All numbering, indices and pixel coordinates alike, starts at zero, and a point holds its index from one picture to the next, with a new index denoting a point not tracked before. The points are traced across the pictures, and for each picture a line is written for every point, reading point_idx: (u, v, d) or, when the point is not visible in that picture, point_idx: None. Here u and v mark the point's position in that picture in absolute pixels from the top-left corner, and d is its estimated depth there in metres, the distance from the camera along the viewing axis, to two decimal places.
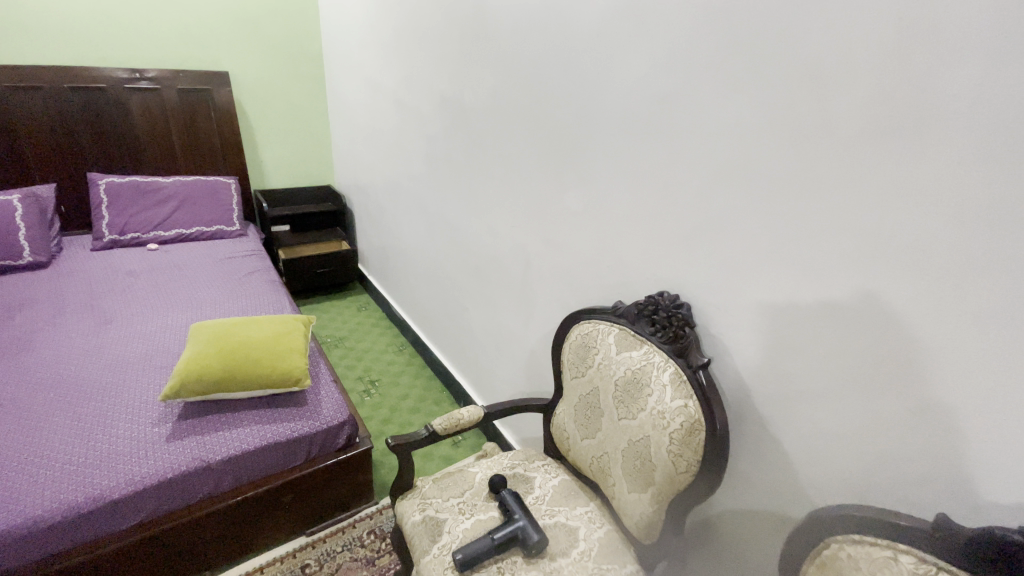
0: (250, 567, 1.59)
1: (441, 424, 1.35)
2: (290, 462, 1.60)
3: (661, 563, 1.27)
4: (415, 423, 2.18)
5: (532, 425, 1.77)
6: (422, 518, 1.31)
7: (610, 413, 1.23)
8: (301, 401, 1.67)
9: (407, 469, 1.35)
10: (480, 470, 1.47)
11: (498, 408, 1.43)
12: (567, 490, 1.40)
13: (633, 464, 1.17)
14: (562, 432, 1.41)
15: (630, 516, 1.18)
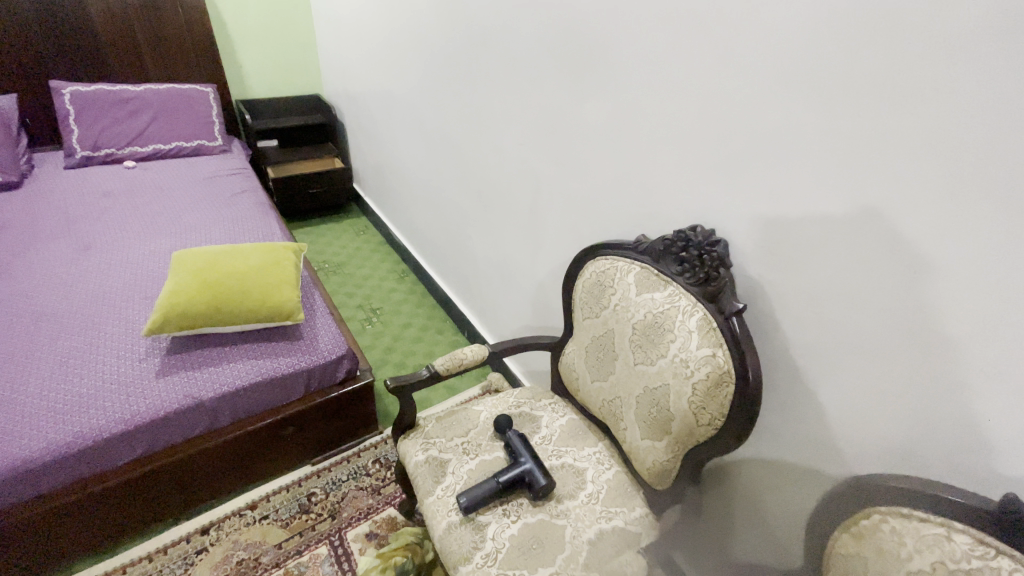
0: (256, 496, 1.60)
1: (443, 365, 1.25)
2: (289, 397, 1.55)
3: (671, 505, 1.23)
4: (418, 354, 2.12)
5: (539, 359, 1.69)
6: (426, 457, 1.25)
7: (625, 358, 1.12)
8: (296, 335, 1.58)
9: (408, 410, 1.28)
10: (484, 408, 1.38)
11: (504, 347, 1.33)
12: (575, 430, 1.33)
13: (648, 411, 1.08)
14: (571, 373, 1.31)
15: (641, 460, 1.13)
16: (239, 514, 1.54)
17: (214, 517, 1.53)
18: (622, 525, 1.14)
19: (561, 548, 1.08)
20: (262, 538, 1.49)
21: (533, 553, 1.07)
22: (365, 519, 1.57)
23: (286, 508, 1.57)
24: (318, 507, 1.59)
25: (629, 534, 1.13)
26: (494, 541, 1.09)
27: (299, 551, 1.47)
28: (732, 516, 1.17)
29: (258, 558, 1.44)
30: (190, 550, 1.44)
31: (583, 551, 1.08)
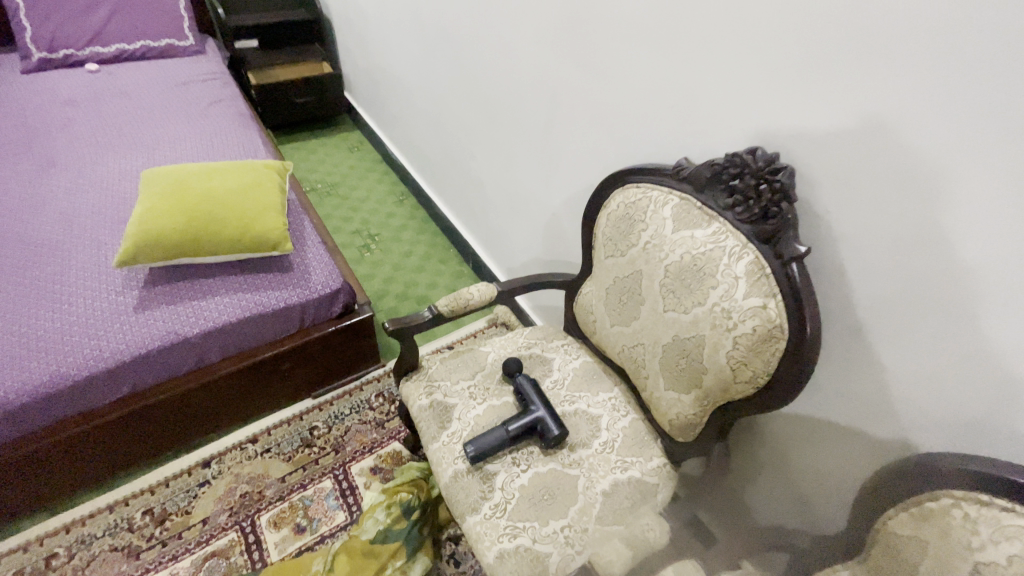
0: (257, 429, 1.55)
1: (448, 306, 1.13)
2: (283, 332, 1.45)
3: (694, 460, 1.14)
4: (420, 285, 2.00)
5: (550, 296, 1.56)
6: (430, 402, 1.16)
7: (653, 303, 0.99)
8: (286, 267, 1.45)
9: (409, 352, 1.17)
10: (491, 349, 1.27)
11: (514, 286, 1.19)
12: (590, 374, 1.23)
13: (676, 363, 0.97)
14: (588, 315, 1.19)
15: (663, 412, 1.04)
16: (240, 448, 1.50)
17: (215, 450, 1.49)
18: (638, 476, 1.07)
19: (574, 499, 1.02)
20: (265, 472, 1.46)
21: (544, 505, 1.01)
22: (369, 454, 1.52)
23: (288, 442, 1.52)
24: (321, 441, 1.54)
25: (646, 485, 1.06)
26: (503, 492, 1.02)
27: (303, 485, 1.44)
28: (756, 471, 1.10)
29: (262, 491, 1.42)
30: (191, 483, 1.42)
31: (597, 502, 1.02)
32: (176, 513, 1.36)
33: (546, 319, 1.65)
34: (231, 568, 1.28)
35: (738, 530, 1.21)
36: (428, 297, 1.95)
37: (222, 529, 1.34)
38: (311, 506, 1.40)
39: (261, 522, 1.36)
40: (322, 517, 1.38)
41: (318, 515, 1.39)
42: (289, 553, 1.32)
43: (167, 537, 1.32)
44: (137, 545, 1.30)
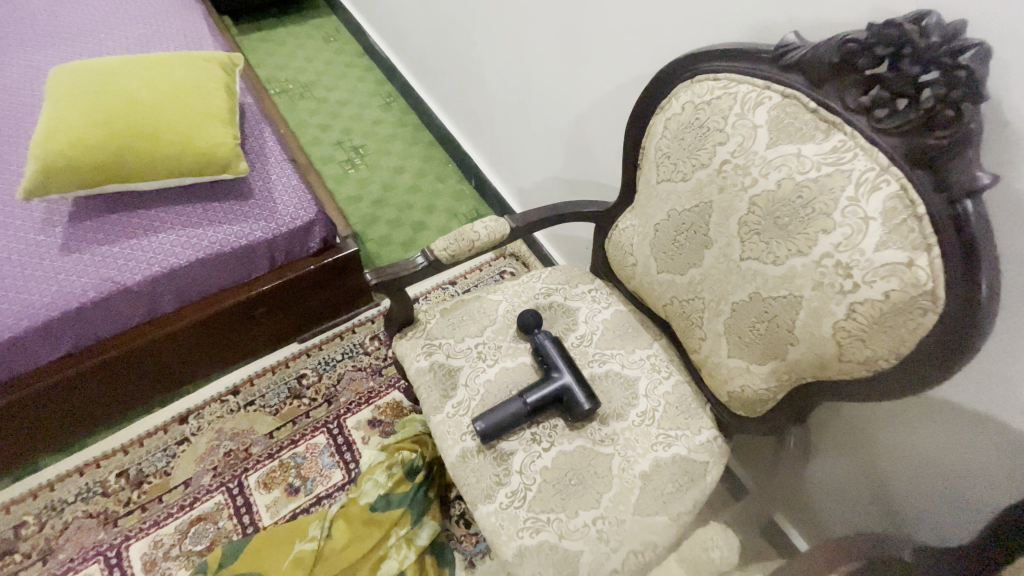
0: (237, 379, 1.36)
1: (448, 249, 0.87)
2: (250, 274, 1.21)
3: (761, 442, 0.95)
4: (415, 208, 1.71)
5: (576, 230, 1.32)
6: (430, 365, 0.94)
7: (726, 247, 0.74)
8: (244, 194, 1.17)
9: (401, 304, 0.93)
10: (503, 298, 1.03)
11: (531, 220, 0.93)
12: (624, 327, 1.00)
13: (751, 327, 0.74)
14: (625, 256, 0.93)
15: (722, 382, 0.83)
16: (221, 401, 1.32)
17: (191, 404, 1.32)
18: (684, 453, 0.88)
19: (608, 484, 0.84)
20: (250, 427, 1.30)
21: (572, 491, 0.83)
22: (366, 406, 1.34)
23: (275, 393, 1.35)
24: (311, 391, 1.36)
25: (693, 465, 0.88)
26: (521, 476, 0.84)
27: (293, 441, 1.29)
28: (825, 456, 0.91)
29: (248, 448, 1.27)
30: (169, 441, 1.27)
31: (635, 488, 0.84)
32: (154, 475, 1.22)
33: (568, 255, 1.42)
34: (221, 534, 1.16)
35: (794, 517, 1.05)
36: (425, 222, 1.68)
37: (207, 491, 1.21)
38: (304, 464, 1.25)
39: (249, 483, 1.22)
40: (317, 476, 1.24)
41: (312, 475, 1.24)
42: (282, 516, 1.19)
43: (146, 501, 1.19)
44: (114, 511, 1.17)
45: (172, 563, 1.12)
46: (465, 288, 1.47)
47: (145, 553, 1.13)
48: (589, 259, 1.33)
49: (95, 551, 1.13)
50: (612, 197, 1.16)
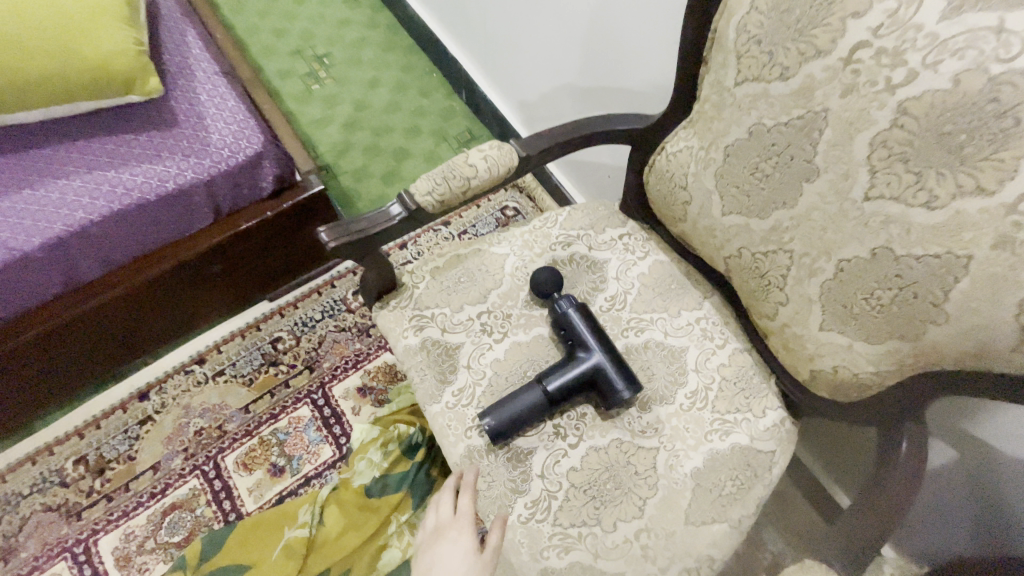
0: (202, 347, 1.17)
1: (434, 194, 0.62)
2: (190, 228, 0.97)
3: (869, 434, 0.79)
4: (396, 131, 1.42)
5: (602, 158, 1.10)
6: (421, 343, 0.73)
7: (840, 182, 0.51)
8: (166, 122, 0.91)
9: (379, 267, 0.71)
10: (510, 251, 0.80)
11: (548, 145, 0.68)
12: (666, 283, 0.79)
13: (864, 296, 0.54)
14: (675, 193, 0.70)
15: (805, 358, 0.64)
16: (186, 372, 1.14)
17: (151, 377, 1.13)
18: (746, 443, 0.70)
19: (652, 488, 0.67)
20: (222, 401, 1.12)
21: (608, 498, 0.66)
22: (353, 371, 1.16)
23: (247, 361, 1.15)
24: (288, 357, 1.16)
25: (756, 455, 0.70)
26: (544, 481, 0.67)
27: (274, 415, 1.11)
28: (935, 454, 0.75)
29: (222, 426, 1.10)
30: (130, 422, 1.09)
31: (687, 491, 0.67)
32: (118, 461, 1.06)
33: (590, 189, 1.21)
34: (199, 523, 1.02)
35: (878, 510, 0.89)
36: (409, 147, 1.40)
37: (179, 476, 1.06)
38: (288, 441, 1.09)
39: (227, 465, 1.07)
40: (303, 454, 1.08)
41: (298, 452, 1.08)
42: (267, 501, 1.05)
43: (111, 490, 1.04)
44: (76, 503, 1.03)
45: (148, 557, 0.99)
46: (460, 229, 1.28)
47: (117, 548, 1.00)
48: (618, 194, 1.12)
49: (60, 547, 1.00)
50: (659, 107, 0.88)
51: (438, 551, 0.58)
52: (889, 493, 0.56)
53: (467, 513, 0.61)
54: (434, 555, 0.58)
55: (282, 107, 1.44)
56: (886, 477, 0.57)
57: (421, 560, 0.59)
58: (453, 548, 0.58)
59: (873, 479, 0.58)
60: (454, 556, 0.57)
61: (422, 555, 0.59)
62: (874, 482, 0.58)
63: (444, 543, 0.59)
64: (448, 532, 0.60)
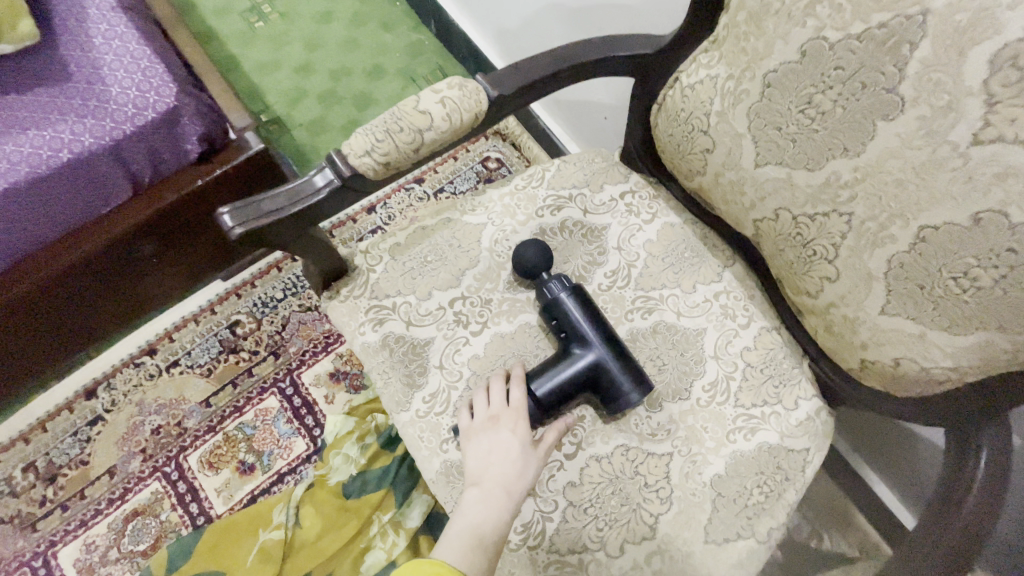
0: (152, 336, 1.04)
1: (375, 154, 0.47)
2: (105, 206, 0.81)
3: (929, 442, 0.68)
4: (355, 73, 1.22)
5: (598, 97, 0.93)
6: (382, 340, 0.60)
7: (936, 118, 0.38)
8: (51, 78, 0.75)
9: (321, 249, 0.57)
10: (487, 221, 0.66)
11: (531, 79, 0.52)
12: (678, 251, 0.65)
13: (951, 276, 0.41)
14: (692, 138, 0.55)
15: (855, 345, 0.50)
16: (136, 365, 1.01)
17: (97, 372, 1.01)
18: (775, 442, 0.58)
19: (664, 502, 0.56)
20: (179, 395, 1.00)
21: (613, 517, 0.55)
22: (323, 354, 1.04)
23: (203, 349, 1.03)
24: (249, 343, 1.04)
25: (786, 455, 0.57)
26: (536, 500, 0.56)
27: (238, 407, 1.00)
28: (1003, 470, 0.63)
29: (181, 423, 0.99)
30: (78, 423, 0.97)
31: (706, 503, 0.56)
32: (69, 466, 0.94)
33: (585, 134, 1.04)
34: (166, 529, 0.92)
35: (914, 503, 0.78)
36: (372, 92, 1.20)
37: (139, 479, 0.95)
38: (256, 436, 0.98)
39: (191, 465, 0.96)
40: (274, 449, 0.98)
41: (268, 448, 0.98)
42: (238, 502, 0.95)
43: (66, 498, 0.93)
44: (28, 514, 0.92)
45: (113, 568, 0.90)
46: (435, 187, 1.12)
47: (78, 560, 0.90)
48: (617, 139, 0.96)
49: (18, 561, 0.89)
50: (669, 25, 0.70)
51: (494, 444, 0.52)
52: (967, 515, 0.45)
53: (523, 406, 0.54)
54: (487, 446, 0.52)
55: (221, 50, 1.23)
56: (959, 493, 0.46)
57: (471, 440, 0.53)
58: (509, 440, 0.52)
59: (941, 493, 0.48)
60: (513, 449, 0.52)
61: (471, 436, 0.53)
62: (943, 498, 0.47)
63: (499, 434, 0.52)
64: (503, 421, 0.53)
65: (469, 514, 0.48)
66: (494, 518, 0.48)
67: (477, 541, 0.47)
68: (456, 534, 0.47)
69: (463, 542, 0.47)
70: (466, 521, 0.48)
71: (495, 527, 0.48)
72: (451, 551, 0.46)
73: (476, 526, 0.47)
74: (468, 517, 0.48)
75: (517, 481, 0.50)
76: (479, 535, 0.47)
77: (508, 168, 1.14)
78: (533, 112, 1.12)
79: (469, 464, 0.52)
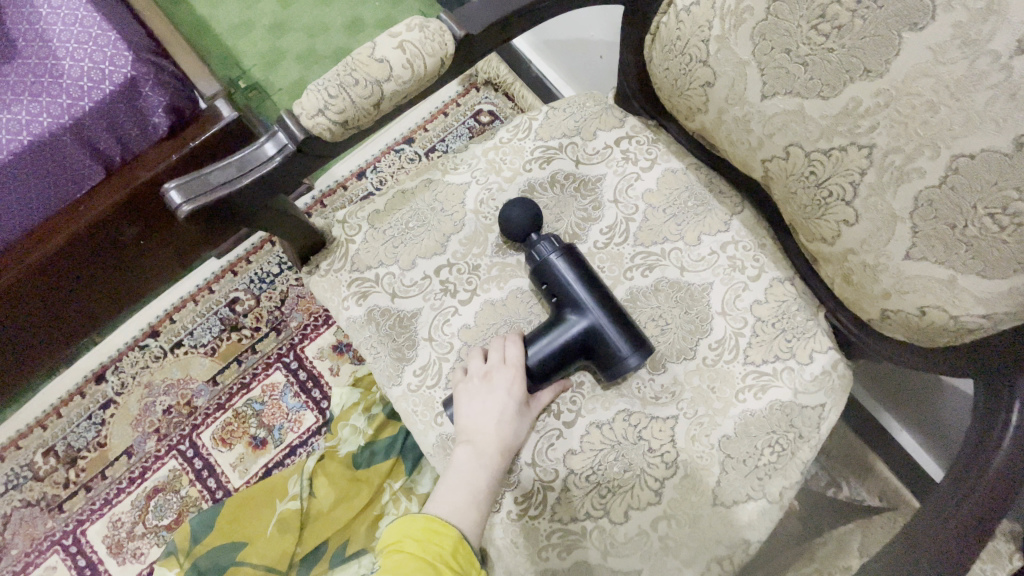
0: (153, 318, 1.04)
1: (329, 111, 0.43)
2: (79, 190, 0.80)
3: (952, 396, 0.65)
4: (333, 28, 1.15)
5: (591, 34, 0.85)
6: (367, 314, 0.58)
7: (975, 24, 0.33)
8: (8, 57, 0.75)
9: (292, 224, 0.53)
10: (470, 179, 0.61)
11: (503, 14, 0.46)
12: (681, 200, 0.60)
13: (988, 212, 0.36)
14: (689, 71, 0.49)
15: (876, 295, 0.45)
16: (140, 347, 1.01)
17: (104, 357, 1.01)
18: (789, 399, 0.54)
19: (670, 467, 0.54)
20: (185, 375, 1.00)
21: (616, 483, 0.53)
22: (324, 327, 1.03)
23: (205, 329, 1.03)
24: (250, 319, 1.03)
25: (800, 413, 0.54)
26: (535, 470, 0.54)
27: (245, 384, 1.00)
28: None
29: (191, 402, 0.99)
30: (91, 406, 0.99)
31: (714, 466, 0.53)
32: (87, 449, 0.96)
33: (581, 77, 0.96)
34: (187, 504, 0.94)
35: (934, 446, 0.73)
36: (352, 47, 1.13)
37: (156, 458, 0.97)
38: (265, 411, 0.99)
39: (204, 442, 0.97)
40: (284, 423, 0.98)
41: (277, 422, 0.98)
42: (254, 475, 0.96)
43: (88, 479, 0.95)
44: (55, 496, 0.94)
45: (141, 542, 0.92)
46: (426, 146, 1.06)
47: (107, 536, 0.93)
48: (614, 79, 0.88)
49: (50, 540, 0.93)
50: None
51: (490, 400, 0.50)
52: (1000, 473, 0.41)
53: (520, 365, 0.51)
54: (482, 403, 0.50)
55: (191, 15, 1.17)
56: (989, 449, 0.43)
57: (463, 397, 0.51)
58: (503, 397, 0.50)
59: (971, 449, 0.44)
60: (507, 408, 0.50)
61: (461, 394, 0.51)
62: (971, 456, 0.44)
63: (495, 391, 0.50)
64: (497, 377, 0.51)
65: (464, 470, 0.47)
66: (489, 474, 0.47)
67: (474, 496, 0.46)
68: (450, 490, 0.46)
69: (459, 497, 0.45)
70: (460, 476, 0.47)
71: (491, 483, 0.47)
72: (445, 507, 0.45)
73: (471, 482, 0.46)
74: (462, 473, 0.47)
75: (510, 441, 0.50)
76: (475, 491, 0.46)
77: (501, 120, 1.07)
78: (526, 55, 1.05)
79: (462, 420, 0.50)
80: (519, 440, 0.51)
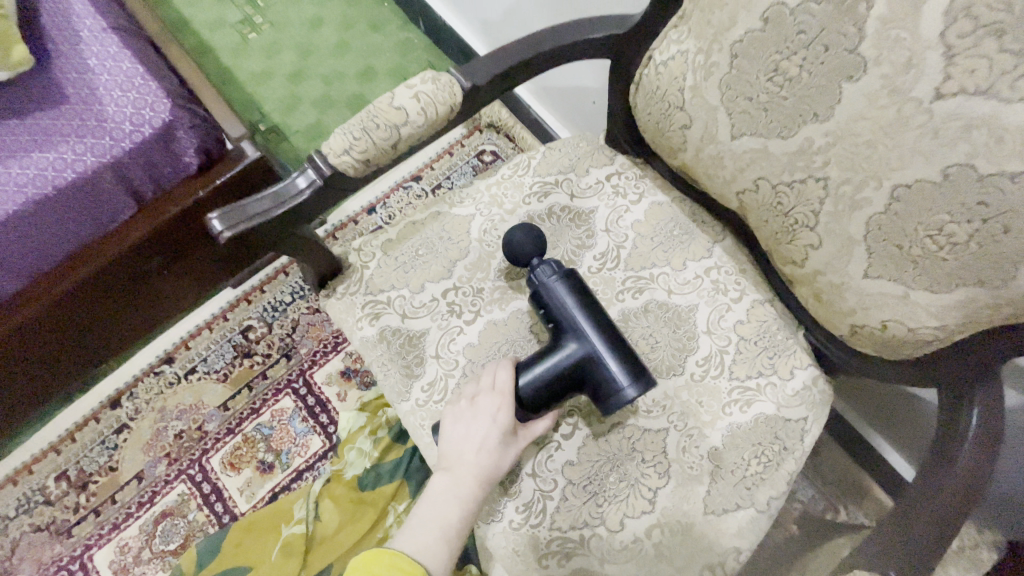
0: (170, 345, 1.08)
1: (353, 151, 0.49)
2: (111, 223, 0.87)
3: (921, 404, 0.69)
4: (348, 76, 1.24)
5: (584, 82, 0.93)
6: (379, 334, 0.62)
7: (899, 76, 0.39)
8: (57, 102, 0.82)
9: (314, 250, 0.58)
10: (475, 211, 0.67)
11: (504, 68, 0.53)
12: (667, 228, 0.65)
13: (927, 234, 0.41)
14: (669, 115, 0.55)
15: (843, 312, 0.50)
16: (156, 373, 1.05)
17: (119, 383, 1.05)
18: (772, 412, 0.58)
19: (662, 477, 0.57)
20: (197, 401, 1.04)
21: (611, 493, 0.56)
22: (333, 352, 1.07)
23: (218, 355, 1.07)
24: (262, 346, 1.08)
25: (783, 425, 0.57)
26: (536, 482, 0.57)
27: (255, 409, 1.04)
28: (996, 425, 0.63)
29: (202, 427, 1.02)
30: (105, 431, 1.02)
31: (704, 476, 0.57)
32: (99, 473, 0.99)
33: (575, 119, 1.04)
34: (194, 528, 0.96)
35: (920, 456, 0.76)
36: (365, 93, 1.22)
37: (165, 483, 0.99)
38: (274, 435, 1.02)
39: (213, 467, 1.00)
40: (292, 447, 1.01)
41: (285, 446, 1.01)
42: (260, 499, 0.98)
43: (98, 504, 0.97)
44: (64, 521, 0.96)
45: (146, 568, 0.94)
46: (433, 183, 1.14)
47: (113, 562, 0.94)
48: (605, 122, 0.96)
49: (57, 565, 0.94)
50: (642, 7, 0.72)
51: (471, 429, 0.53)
52: (962, 473, 0.45)
53: (507, 392, 0.55)
54: (465, 430, 0.54)
55: (217, 65, 1.27)
56: (952, 451, 0.46)
57: (450, 425, 0.55)
58: (487, 424, 0.53)
59: (937, 451, 0.48)
60: (490, 436, 0.53)
61: (450, 420, 0.55)
62: (937, 458, 0.47)
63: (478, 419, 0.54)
64: (484, 402, 0.54)
65: (437, 504, 0.50)
66: (462, 507, 0.51)
67: (443, 532, 0.49)
68: (419, 527, 0.49)
69: (427, 534, 0.49)
70: (432, 509, 0.50)
71: (460, 516, 0.50)
72: (412, 544, 0.48)
73: (444, 515, 0.50)
74: (435, 506, 0.50)
75: (491, 472, 0.53)
76: (445, 527, 0.49)
77: (502, 159, 1.14)
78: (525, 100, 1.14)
79: (445, 447, 0.54)
80: (502, 466, 0.54)
